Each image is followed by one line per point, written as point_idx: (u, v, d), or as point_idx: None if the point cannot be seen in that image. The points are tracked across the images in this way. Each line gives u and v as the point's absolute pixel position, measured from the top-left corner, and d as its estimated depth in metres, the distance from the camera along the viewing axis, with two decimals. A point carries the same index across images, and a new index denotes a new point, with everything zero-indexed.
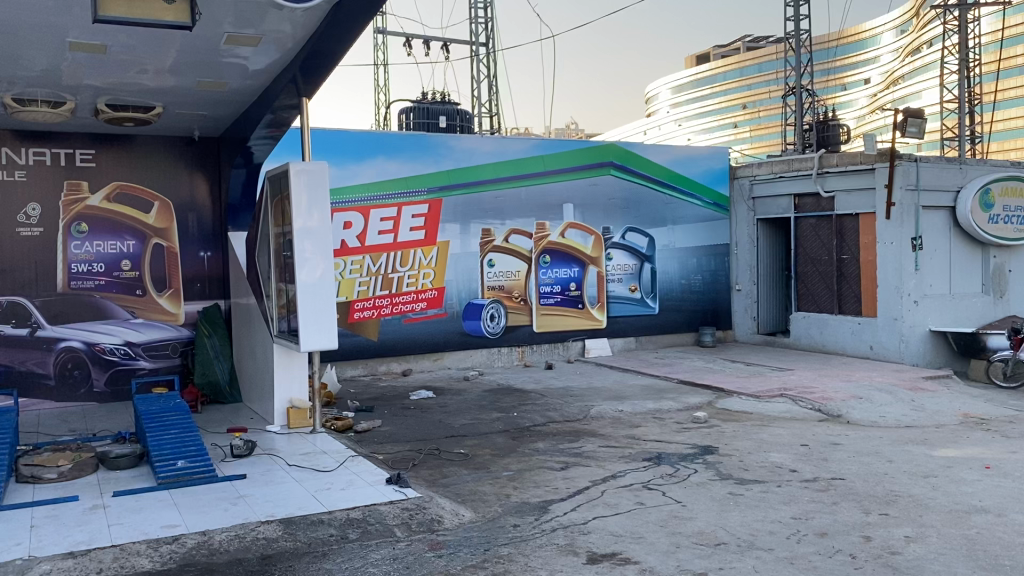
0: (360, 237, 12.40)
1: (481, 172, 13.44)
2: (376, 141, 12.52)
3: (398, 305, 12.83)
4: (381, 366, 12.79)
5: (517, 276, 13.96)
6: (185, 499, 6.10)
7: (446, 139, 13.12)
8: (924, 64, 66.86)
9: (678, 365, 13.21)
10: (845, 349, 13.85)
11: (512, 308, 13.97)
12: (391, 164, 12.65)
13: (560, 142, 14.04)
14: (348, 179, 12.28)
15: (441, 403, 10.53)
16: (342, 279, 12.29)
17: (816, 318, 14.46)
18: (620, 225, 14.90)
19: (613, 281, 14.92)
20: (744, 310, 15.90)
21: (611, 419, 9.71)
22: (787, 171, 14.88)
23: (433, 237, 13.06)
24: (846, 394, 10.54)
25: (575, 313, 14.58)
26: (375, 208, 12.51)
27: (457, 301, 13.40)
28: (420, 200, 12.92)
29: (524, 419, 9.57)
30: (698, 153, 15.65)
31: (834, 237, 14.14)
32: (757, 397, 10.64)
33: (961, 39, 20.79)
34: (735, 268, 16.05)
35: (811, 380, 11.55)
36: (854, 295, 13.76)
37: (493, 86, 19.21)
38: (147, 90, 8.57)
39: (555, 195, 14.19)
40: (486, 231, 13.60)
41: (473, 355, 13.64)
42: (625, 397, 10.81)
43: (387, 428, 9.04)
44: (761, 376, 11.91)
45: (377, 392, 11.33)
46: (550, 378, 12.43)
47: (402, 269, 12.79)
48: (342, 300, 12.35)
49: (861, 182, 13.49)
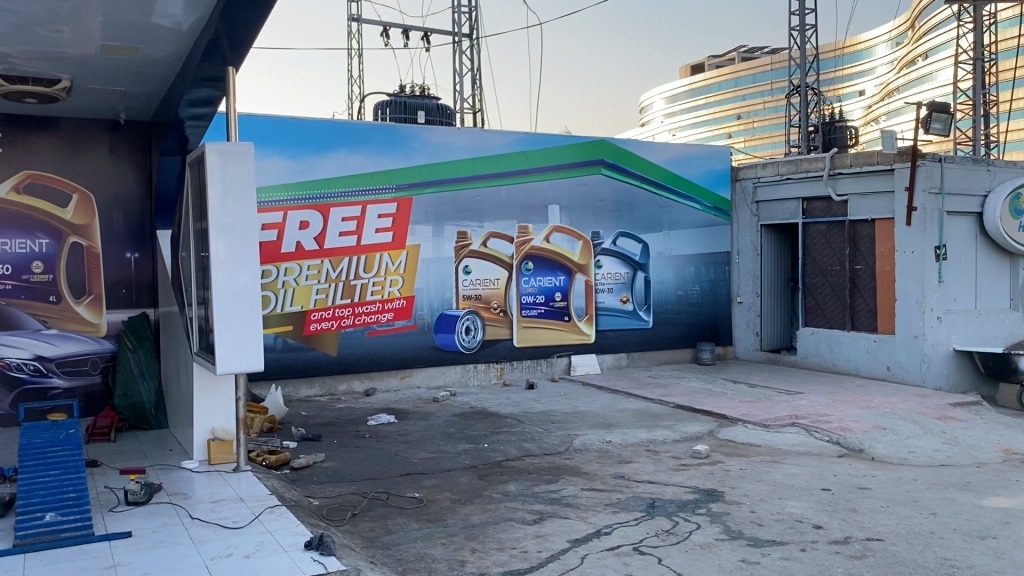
0: (319, 239, 11.05)
1: (457, 169, 12.09)
2: (338, 131, 11.18)
3: (361, 316, 11.46)
4: (340, 386, 11.40)
5: (497, 284, 12.59)
6: (37, 571, 4.68)
7: (418, 130, 11.77)
8: (922, 75, 65.86)
9: (674, 386, 11.83)
10: (858, 369, 12.49)
11: (490, 319, 12.59)
12: (355, 158, 11.32)
13: (546, 137, 12.71)
14: (305, 173, 10.95)
15: (403, 431, 9.12)
16: (297, 285, 10.93)
17: (825, 335, 13.10)
18: (611, 229, 13.56)
19: (602, 291, 13.56)
20: (745, 324, 14.53)
21: (597, 453, 8.31)
22: (795, 172, 13.50)
23: (401, 240, 11.70)
24: (868, 425, 9.18)
25: (560, 326, 13.19)
26: (336, 207, 11.16)
27: (428, 311, 12.01)
28: (388, 198, 11.57)
29: (497, 452, 8.17)
30: (696, 152, 14.30)
31: (846, 245, 12.81)
32: (765, 427, 9.27)
33: (976, 40, 19.49)
34: (737, 279, 14.69)
35: (824, 406, 10.20)
36: (869, 310, 12.42)
37: (477, 81, 17.80)
38: (47, 57, 7.18)
39: (540, 196, 12.84)
40: (462, 234, 12.23)
41: (446, 372, 12.22)
42: (615, 425, 9.42)
43: (332, 464, 7.63)
44: (767, 401, 10.54)
45: (331, 416, 9.92)
46: (531, 400, 11.03)
47: (366, 275, 11.43)
48: (298, 310, 10.97)
49: (877, 185, 12.16)
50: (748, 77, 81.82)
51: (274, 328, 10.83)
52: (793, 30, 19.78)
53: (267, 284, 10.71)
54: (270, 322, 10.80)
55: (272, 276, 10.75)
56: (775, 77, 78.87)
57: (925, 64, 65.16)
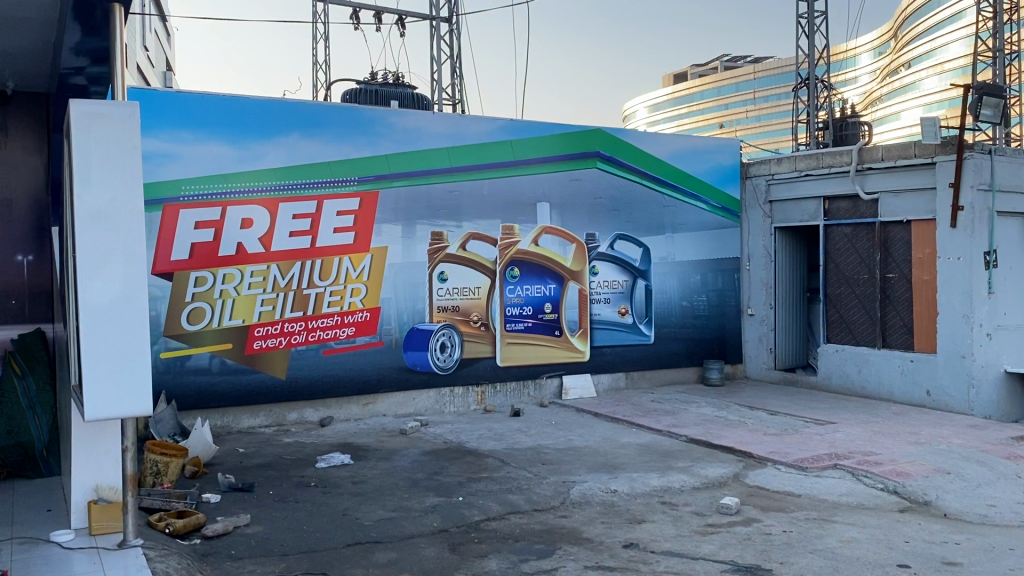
0: (264, 240, 9.39)
1: (430, 159, 10.39)
2: (288, 112, 9.50)
3: (316, 332, 9.73)
4: (290, 415, 9.64)
5: (476, 294, 10.89)
6: None
7: (385, 113, 10.06)
8: (907, 84, 64.79)
9: (683, 414, 10.15)
10: (891, 394, 10.85)
11: (469, 335, 10.86)
12: (308, 144, 9.64)
13: (534, 124, 11.03)
14: (248, 161, 9.31)
15: (358, 477, 7.38)
16: (238, 296, 9.26)
17: (851, 353, 11.46)
18: (607, 232, 11.88)
19: (598, 301, 11.89)
20: (758, 340, 12.88)
21: (600, 509, 6.61)
22: (815, 168, 11.87)
23: (364, 242, 10.00)
24: (927, 468, 7.52)
25: (550, 342, 11.48)
26: (285, 202, 9.50)
27: (396, 326, 10.26)
28: (348, 192, 9.88)
29: (473, 510, 6.45)
30: (704, 145, 12.66)
31: (874, 250, 11.21)
32: (802, 470, 7.59)
33: (999, 32, 17.84)
34: (747, 289, 13.06)
35: (866, 441, 8.54)
36: (904, 325, 10.80)
37: (456, 70, 16.03)
38: None
39: (527, 191, 11.14)
40: (437, 236, 10.51)
41: (417, 397, 10.47)
42: (618, 467, 7.72)
43: (260, 529, 5.89)
44: (796, 434, 8.87)
45: (274, 457, 8.17)
46: (517, 432, 9.32)
47: (321, 283, 9.73)
48: (238, 325, 9.28)
49: (915, 181, 10.55)
50: (732, 86, 80.56)
51: (209, 347, 9.12)
52: (799, 19, 18.08)
53: (200, 294, 9.04)
54: (204, 339, 9.10)
55: (207, 284, 9.08)
56: (760, 84, 77.78)
57: (909, 73, 64.25)
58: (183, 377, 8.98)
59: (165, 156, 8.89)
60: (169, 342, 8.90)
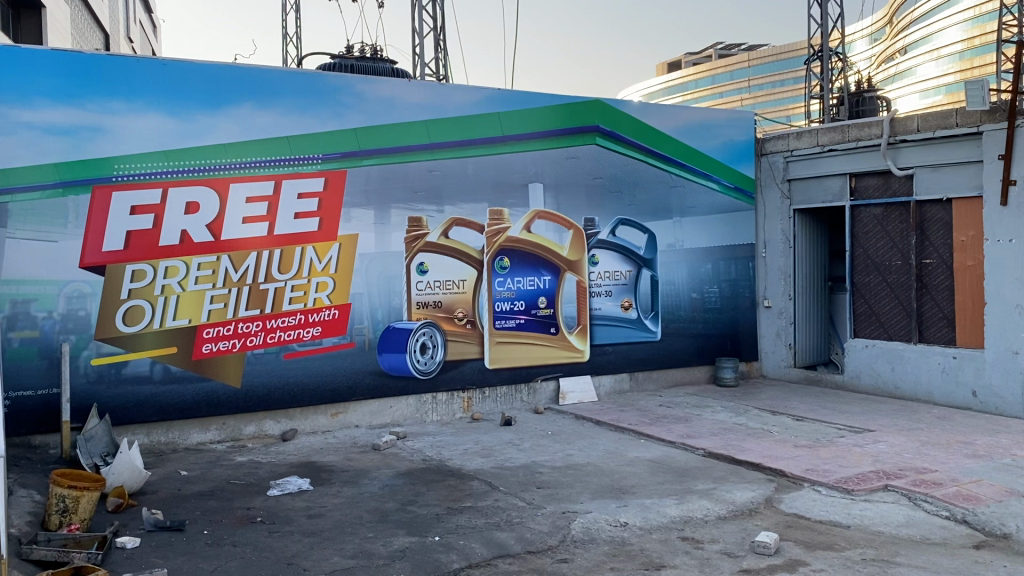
0: (213, 227, 8.13)
1: (407, 134, 9.12)
2: (239, 79, 8.23)
3: (275, 333, 8.44)
4: (247, 429, 8.38)
5: (461, 287, 9.64)
6: None
7: (352, 81, 8.77)
8: (903, 70, 63.60)
9: (697, 421, 8.90)
10: (930, 396, 9.63)
11: (453, 334, 9.60)
12: (264, 116, 8.36)
13: (525, 94, 9.74)
14: (193, 136, 8.04)
15: (315, 509, 6.13)
16: (182, 292, 8.01)
17: (882, 349, 10.23)
18: (608, 216, 10.64)
19: (598, 295, 10.65)
20: (775, 334, 11.66)
21: (609, 550, 5.35)
22: (840, 142, 10.62)
23: (330, 230, 8.73)
24: (997, 489, 6.28)
25: (546, 340, 10.23)
26: (237, 183, 8.24)
27: (369, 325, 8.99)
28: (311, 171, 8.62)
29: (451, 554, 5.19)
30: (715, 119, 11.40)
31: (908, 234, 9.96)
32: (848, 493, 6.35)
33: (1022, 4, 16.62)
34: (764, 279, 11.85)
35: (914, 454, 7.31)
36: (943, 318, 9.58)
37: (441, 42, 14.71)
38: None
39: (517, 171, 9.86)
40: (415, 221, 9.25)
41: (395, 405, 9.22)
42: (627, 492, 6.46)
43: None
44: (832, 447, 7.63)
45: (220, 481, 6.91)
46: (507, 445, 8.07)
47: (281, 277, 8.46)
48: (183, 325, 8.02)
49: (956, 154, 9.32)
50: (725, 76, 79.33)
51: (149, 352, 7.86)
52: None
53: (138, 290, 7.79)
54: (143, 342, 7.83)
55: (147, 278, 7.84)
56: (753, 74, 76.91)
57: (905, 59, 63.14)
58: (119, 387, 7.71)
59: (95, 130, 7.60)
60: (101, 346, 7.62)
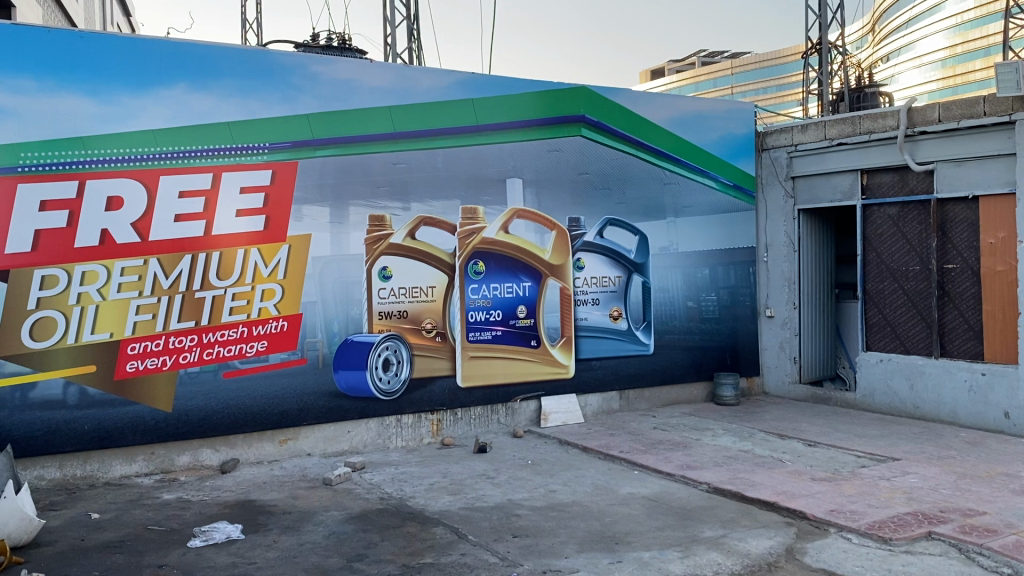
0: (140, 227, 7.02)
1: (367, 122, 8.05)
2: (171, 55, 7.11)
3: (212, 348, 7.33)
4: (181, 460, 7.24)
5: (430, 296, 8.57)
6: None
7: (304, 60, 7.68)
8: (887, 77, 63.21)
9: (697, 448, 7.85)
10: (954, 417, 8.63)
11: (421, 349, 8.52)
12: (200, 99, 7.26)
13: (503, 79, 8.69)
14: (115, 121, 6.92)
15: (241, 566, 5.01)
16: (102, 301, 6.89)
17: (899, 364, 9.22)
18: (595, 217, 9.60)
19: (584, 304, 9.59)
20: (778, 347, 10.65)
21: None
22: (851, 135, 9.63)
23: (278, 230, 7.64)
24: None
25: (526, 354, 9.15)
26: (167, 176, 7.13)
27: (324, 339, 7.87)
28: (256, 162, 7.53)
29: None
30: (712, 110, 10.39)
31: (928, 236, 8.97)
32: (886, 543, 5.30)
33: None
34: (765, 286, 10.85)
35: (954, 489, 6.28)
36: (969, 329, 8.59)
37: (414, 32, 13.65)
38: None
39: (494, 165, 8.80)
40: (377, 219, 8.16)
41: (354, 430, 8.11)
42: (621, 542, 5.38)
43: None
44: (856, 481, 6.58)
45: (135, 527, 5.78)
46: (480, 478, 6.98)
47: (219, 283, 7.36)
48: (104, 341, 6.89)
49: (984, 146, 8.35)
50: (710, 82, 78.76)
51: (62, 371, 6.72)
52: None
53: (49, 299, 6.66)
54: (55, 360, 6.69)
55: (60, 285, 6.70)
56: (737, 81, 76.45)
57: (888, 65, 62.74)
58: (24, 414, 6.56)
59: None
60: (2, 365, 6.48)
